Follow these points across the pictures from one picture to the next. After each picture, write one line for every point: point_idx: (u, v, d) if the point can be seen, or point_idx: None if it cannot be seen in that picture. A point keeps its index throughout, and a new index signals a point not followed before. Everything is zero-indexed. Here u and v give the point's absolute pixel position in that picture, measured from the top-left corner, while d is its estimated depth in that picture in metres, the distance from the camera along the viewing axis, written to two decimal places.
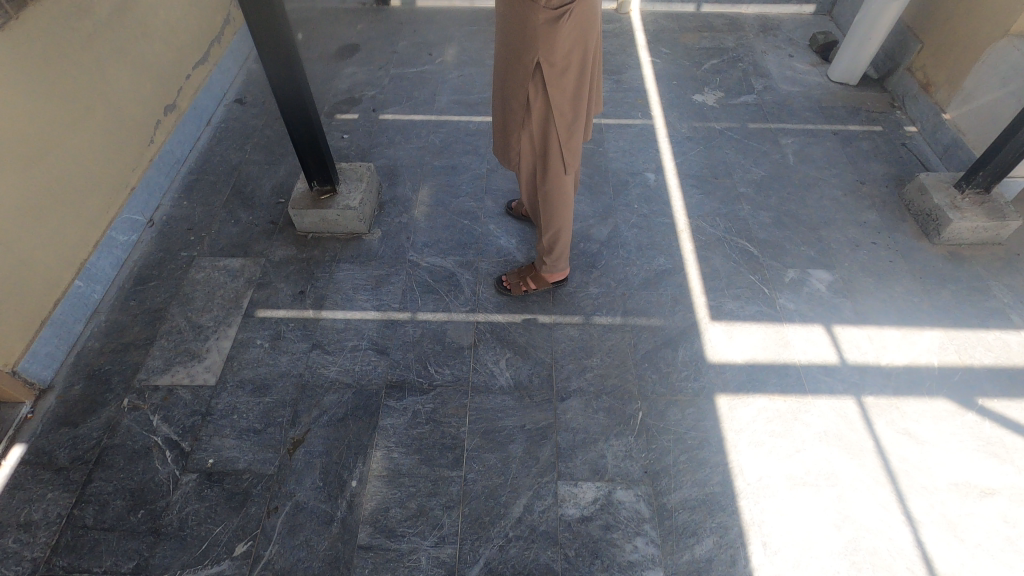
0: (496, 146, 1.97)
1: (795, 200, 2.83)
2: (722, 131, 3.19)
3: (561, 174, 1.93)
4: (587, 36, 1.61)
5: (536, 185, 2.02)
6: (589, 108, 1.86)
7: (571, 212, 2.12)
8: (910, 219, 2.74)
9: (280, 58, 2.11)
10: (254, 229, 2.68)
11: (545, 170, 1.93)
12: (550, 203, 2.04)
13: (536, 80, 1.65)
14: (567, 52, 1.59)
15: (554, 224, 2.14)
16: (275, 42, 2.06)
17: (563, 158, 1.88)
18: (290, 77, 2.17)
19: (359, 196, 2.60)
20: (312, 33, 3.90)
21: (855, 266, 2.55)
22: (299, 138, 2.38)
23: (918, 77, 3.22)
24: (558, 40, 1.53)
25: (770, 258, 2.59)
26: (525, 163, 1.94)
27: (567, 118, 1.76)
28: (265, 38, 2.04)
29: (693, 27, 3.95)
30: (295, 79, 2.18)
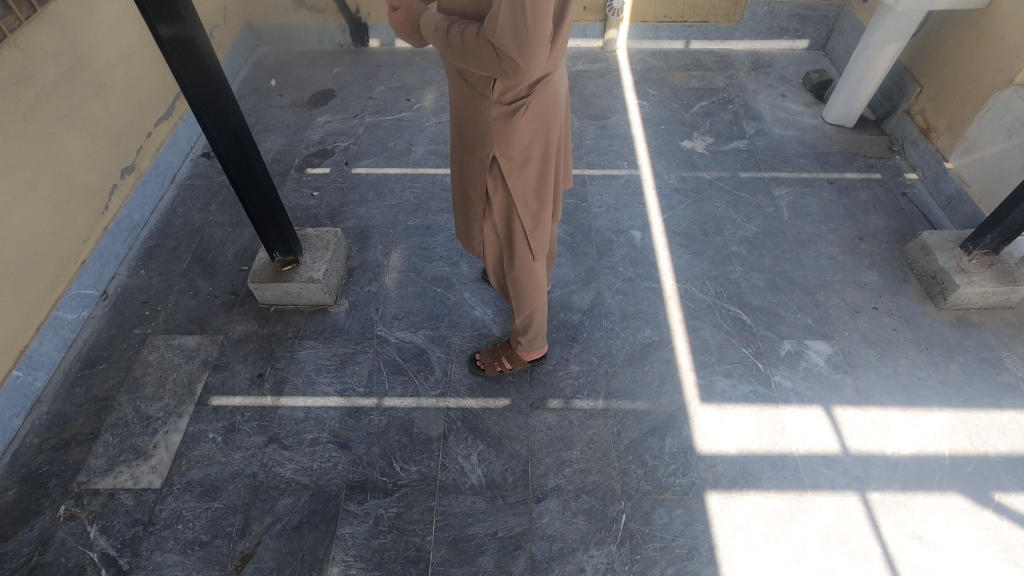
0: (459, 229, 1.82)
1: (790, 259, 2.66)
2: (712, 181, 3.04)
3: (530, 261, 1.78)
4: (550, 127, 1.46)
5: (504, 271, 1.87)
6: (557, 193, 1.71)
7: (545, 295, 1.96)
8: (914, 280, 2.56)
9: (228, 132, 1.96)
10: (214, 302, 2.52)
11: (512, 257, 1.77)
12: (519, 289, 1.88)
13: (494, 172, 1.50)
14: (528, 144, 1.44)
15: (526, 308, 1.98)
16: (221, 115, 1.91)
17: (531, 246, 1.72)
18: (240, 150, 2.03)
19: (324, 266, 2.45)
20: (286, 79, 3.77)
21: (855, 335, 2.38)
22: (255, 212, 2.23)
23: (917, 121, 3.06)
24: (516, 133, 1.38)
25: (763, 327, 2.42)
26: (490, 249, 1.78)
27: (532, 208, 1.61)
28: (210, 113, 1.89)
29: (682, 65, 3.80)
30: (245, 151, 2.04)
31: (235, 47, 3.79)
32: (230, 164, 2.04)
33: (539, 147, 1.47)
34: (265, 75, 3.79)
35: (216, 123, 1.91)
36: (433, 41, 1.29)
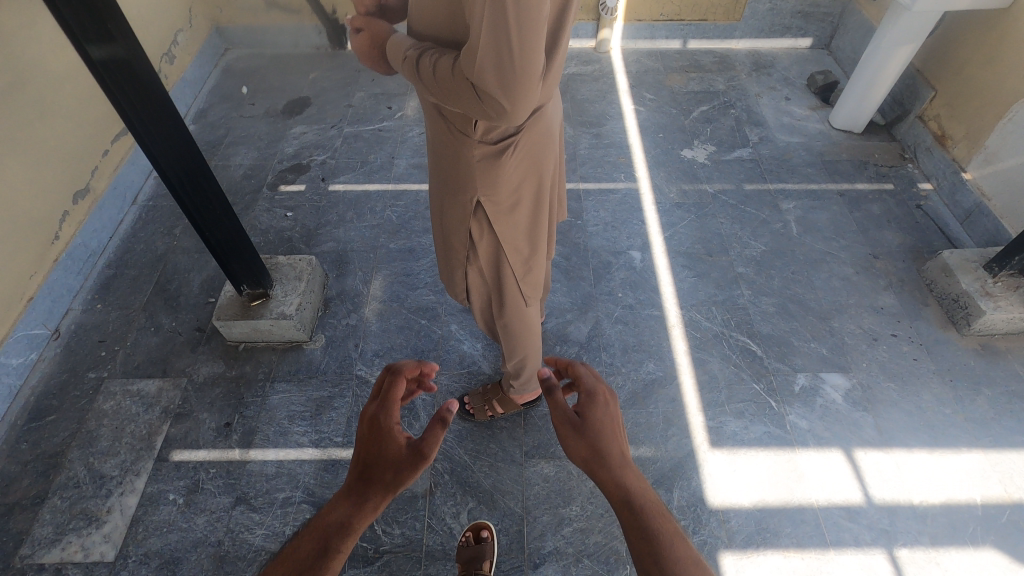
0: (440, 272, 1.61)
1: (801, 281, 2.48)
2: (715, 194, 2.84)
3: (523, 304, 1.58)
4: (543, 164, 1.25)
5: (494, 317, 1.67)
6: (551, 232, 1.51)
7: (539, 337, 1.77)
8: (934, 303, 2.39)
9: (183, 164, 1.75)
10: (177, 340, 2.30)
11: (502, 302, 1.57)
12: (511, 335, 1.69)
13: (479, 217, 1.30)
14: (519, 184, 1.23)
15: (518, 352, 1.78)
16: (172, 142, 1.69)
17: (524, 290, 1.53)
18: (196, 183, 1.82)
19: (296, 300, 2.24)
20: (259, 85, 3.52)
21: (874, 366, 2.20)
22: (216, 247, 2.02)
23: (931, 128, 2.88)
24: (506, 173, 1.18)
25: (775, 358, 2.24)
26: (477, 295, 1.58)
27: (524, 250, 1.41)
28: (161, 145, 1.67)
29: (679, 67, 3.60)
30: (203, 185, 1.83)
31: (203, 52, 3.54)
32: (184, 196, 1.81)
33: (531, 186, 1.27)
34: (236, 82, 3.54)
35: (166, 151, 1.69)
36: (402, 71, 1.08)
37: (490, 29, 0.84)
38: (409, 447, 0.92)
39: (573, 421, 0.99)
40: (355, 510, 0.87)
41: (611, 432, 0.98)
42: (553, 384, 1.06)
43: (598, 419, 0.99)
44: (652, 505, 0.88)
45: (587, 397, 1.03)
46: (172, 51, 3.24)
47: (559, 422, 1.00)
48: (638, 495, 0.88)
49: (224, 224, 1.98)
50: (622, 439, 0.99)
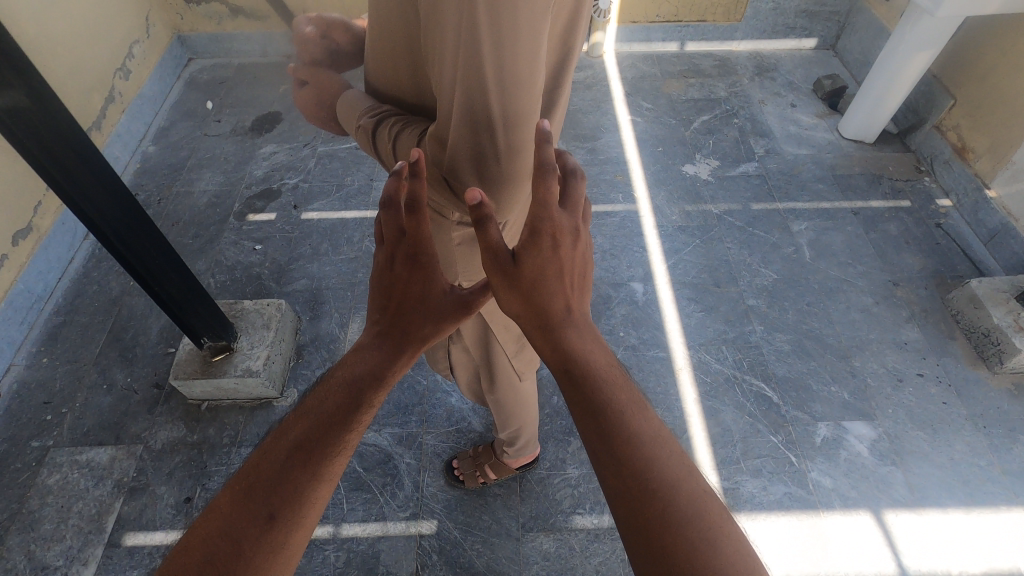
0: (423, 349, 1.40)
1: (817, 314, 2.28)
2: (721, 216, 2.63)
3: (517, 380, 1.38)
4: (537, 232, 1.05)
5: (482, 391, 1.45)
6: None
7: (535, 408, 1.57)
8: (961, 336, 2.21)
9: (128, 221, 1.51)
10: (133, 400, 2.07)
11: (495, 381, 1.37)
12: (502, 409, 1.48)
13: None
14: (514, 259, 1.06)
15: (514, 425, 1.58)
16: (112, 197, 1.45)
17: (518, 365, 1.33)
18: (145, 239, 1.58)
19: (263, 354, 2.01)
20: (225, 99, 3.25)
21: (901, 412, 2.02)
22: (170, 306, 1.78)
23: (950, 139, 2.68)
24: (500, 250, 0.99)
25: (793, 405, 2.04)
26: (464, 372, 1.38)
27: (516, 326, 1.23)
28: (99, 201, 1.43)
29: (677, 72, 3.37)
30: (153, 242, 1.60)
31: (163, 63, 3.26)
32: (127, 251, 1.55)
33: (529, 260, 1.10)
34: (200, 95, 3.27)
35: (98, 202, 1.43)
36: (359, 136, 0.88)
37: (463, 94, 0.65)
38: (453, 296, 0.85)
39: (504, 267, 0.77)
40: (389, 357, 0.81)
41: (557, 276, 0.78)
42: (489, 213, 0.73)
43: (535, 265, 0.77)
44: (607, 376, 0.75)
45: (530, 234, 0.76)
46: (128, 65, 2.96)
47: (487, 265, 0.79)
48: (589, 365, 0.75)
49: (175, 274, 1.73)
50: (570, 283, 0.80)
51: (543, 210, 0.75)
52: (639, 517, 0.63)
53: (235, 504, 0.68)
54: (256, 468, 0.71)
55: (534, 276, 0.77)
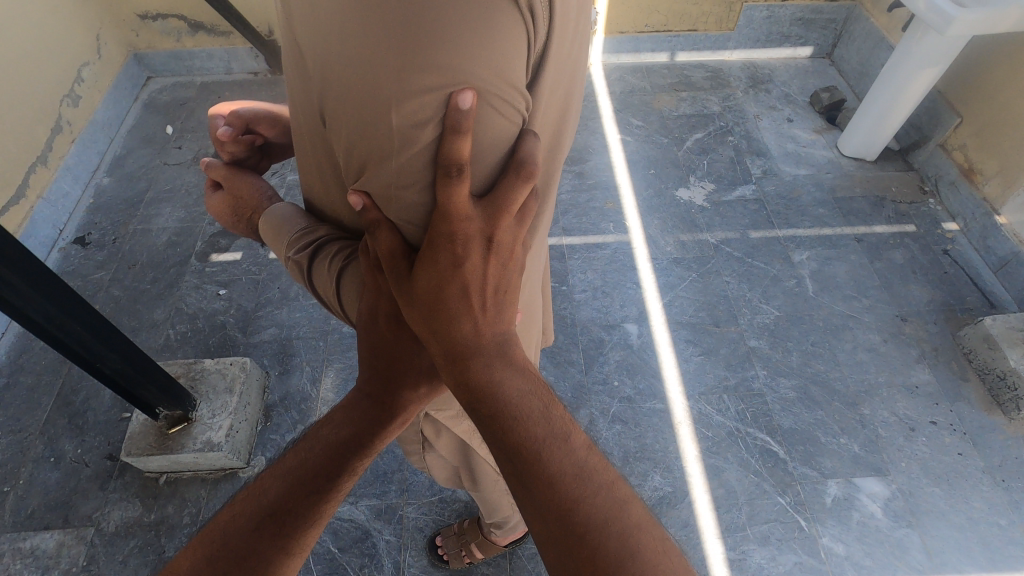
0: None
1: (823, 356, 2.15)
2: (718, 245, 2.48)
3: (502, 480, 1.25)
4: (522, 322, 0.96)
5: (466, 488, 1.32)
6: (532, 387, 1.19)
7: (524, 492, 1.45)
8: (974, 378, 2.08)
9: (63, 308, 1.33)
10: (84, 474, 1.89)
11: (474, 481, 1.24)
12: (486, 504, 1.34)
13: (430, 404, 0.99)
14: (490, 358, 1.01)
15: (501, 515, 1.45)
16: (41, 287, 1.26)
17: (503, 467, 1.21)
18: (83, 323, 1.40)
19: (226, 423, 1.83)
20: (187, 122, 3.04)
21: (915, 466, 1.89)
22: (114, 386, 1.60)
23: (956, 159, 2.55)
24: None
25: (800, 461, 1.91)
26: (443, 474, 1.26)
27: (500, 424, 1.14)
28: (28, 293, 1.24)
29: (668, 85, 3.20)
30: (91, 323, 1.42)
31: (118, 84, 3.03)
32: (64, 337, 1.37)
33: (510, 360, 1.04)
34: (159, 119, 3.05)
35: (20, 291, 1.22)
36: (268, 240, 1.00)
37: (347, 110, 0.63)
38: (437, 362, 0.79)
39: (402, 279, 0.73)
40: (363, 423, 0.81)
41: (462, 299, 0.72)
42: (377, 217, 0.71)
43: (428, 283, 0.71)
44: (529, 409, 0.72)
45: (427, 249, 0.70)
46: (77, 90, 2.73)
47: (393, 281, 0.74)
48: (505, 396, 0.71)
49: (119, 348, 1.54)
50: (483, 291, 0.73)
51: (442, 223, 0.67)
52: (574, 568, 0.62)
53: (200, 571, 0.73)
54: (218, 538, 0.76)
55: (440, 307, 0.72)
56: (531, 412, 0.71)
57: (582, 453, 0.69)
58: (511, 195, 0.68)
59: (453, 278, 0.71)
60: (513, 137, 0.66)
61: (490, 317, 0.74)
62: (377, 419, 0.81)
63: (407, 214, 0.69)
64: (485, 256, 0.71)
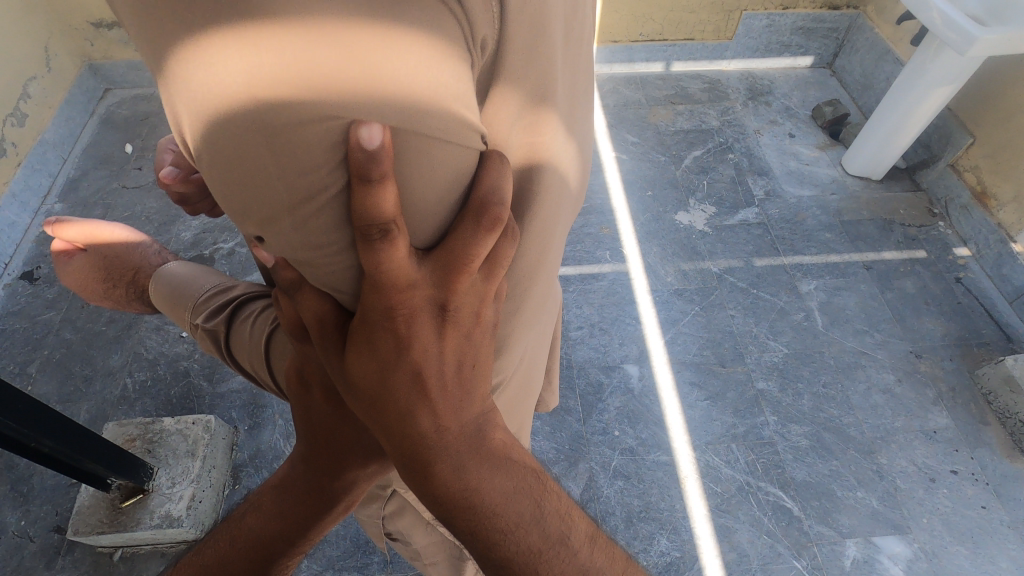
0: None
1: (835, 399, 2.01)
2: (721, 275, 2.34)
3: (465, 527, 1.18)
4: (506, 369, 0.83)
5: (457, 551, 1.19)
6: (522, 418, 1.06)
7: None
8: (994, 421, 1.97)
9: None
10: (27, 551, 1.69)
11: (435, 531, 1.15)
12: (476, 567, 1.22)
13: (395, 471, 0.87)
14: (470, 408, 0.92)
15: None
16: None
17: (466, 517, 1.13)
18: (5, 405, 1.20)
19: (187, 494, 1.65)
20: (148, 140, 2.81)
21: (937, 522, 1.76)
22: (54, 464, 1.41)
23: (968, 181, 2.43)
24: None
25: (816, 519, 1.77)
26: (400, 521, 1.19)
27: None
28: None
29: (664, 97, 3.04)
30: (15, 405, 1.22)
31: (70, 99, 2.79)
32: None
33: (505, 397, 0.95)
34: (118, 136, 2.81)
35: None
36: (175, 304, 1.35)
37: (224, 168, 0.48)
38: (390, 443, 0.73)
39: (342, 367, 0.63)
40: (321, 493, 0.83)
41: (414, 389, 0.61)
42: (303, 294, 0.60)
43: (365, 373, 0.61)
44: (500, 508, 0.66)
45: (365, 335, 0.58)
46: (22, 108, 2.49)
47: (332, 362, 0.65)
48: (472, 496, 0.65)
49: (51, 421, 1.34)
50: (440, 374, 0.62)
51: (380, 300, 0.55)
52: None
53: None
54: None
55: (387, 404, 0.61)
56: (512, 514, 0.67)
57: (582, 552, 0.71)
58: (468, 246, 0.56)
59: (400, 366, 0.59)
60: (462, 173, 0.53)
61: (451, 406, 0.63)
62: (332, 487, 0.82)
63: (332, 279, 0.56)
64: (438, 329, 0.60)
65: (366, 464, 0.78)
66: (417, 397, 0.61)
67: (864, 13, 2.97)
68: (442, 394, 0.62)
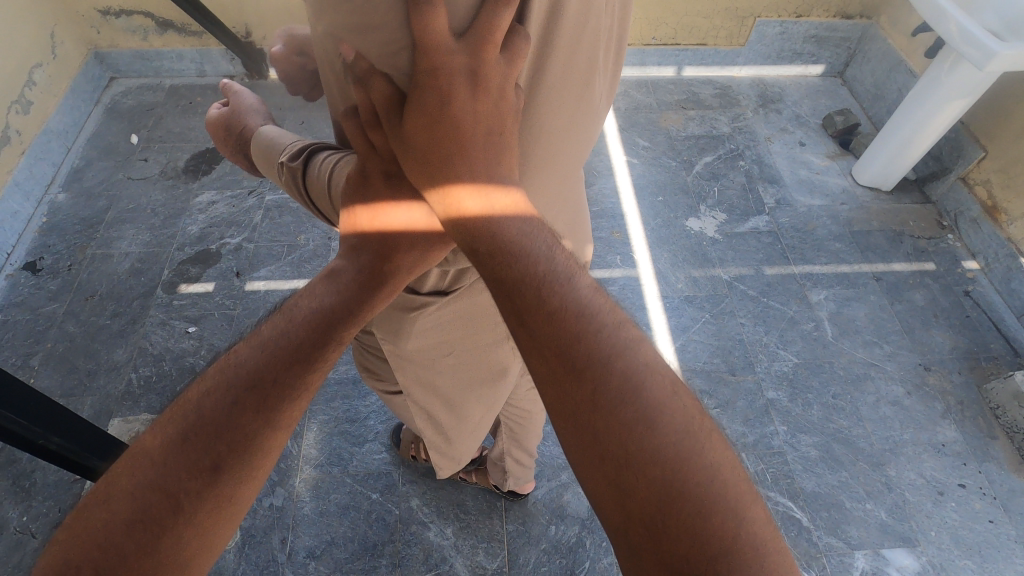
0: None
1: (844, 410, 2.01)
2: (732, 283, 2.33)
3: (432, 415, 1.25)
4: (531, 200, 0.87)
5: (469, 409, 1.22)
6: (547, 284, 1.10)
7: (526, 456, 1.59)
8: (1002, 436, 1.97)
9: None
10: (28, 548, 1.66)
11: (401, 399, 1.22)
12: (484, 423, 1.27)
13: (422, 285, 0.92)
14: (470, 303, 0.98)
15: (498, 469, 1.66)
16: None
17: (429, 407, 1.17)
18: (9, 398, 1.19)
19: None
20: (154, 131, 2.77)
21: (945, 536, 1.77)
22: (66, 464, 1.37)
23: (979, 195, 2.44)
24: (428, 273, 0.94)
25: (825, 530, 1.77)
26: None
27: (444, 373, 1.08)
28: None
29: (675, 102, 3.03)
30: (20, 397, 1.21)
31: (76, 88, 2.75)
32: None
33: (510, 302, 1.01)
34: (123, 126, 2.78)
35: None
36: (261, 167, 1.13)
37: None
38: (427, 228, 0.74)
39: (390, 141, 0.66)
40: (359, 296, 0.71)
41: (455, 146, 0.63)
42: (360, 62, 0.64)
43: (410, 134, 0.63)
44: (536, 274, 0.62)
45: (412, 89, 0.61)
46: (27, 95, 2.45)
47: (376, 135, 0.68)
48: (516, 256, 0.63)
49: (59, 417, 1.31)
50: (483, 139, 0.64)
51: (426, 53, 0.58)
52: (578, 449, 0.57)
53: (166, 449, 0.59)
54: (193, 410, 0.61)
55: (432, 158, 0.64)
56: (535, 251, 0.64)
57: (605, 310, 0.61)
58: (499, 23, 0.60)
59: (444, 121, 0.61)
60: None
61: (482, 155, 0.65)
62: (367, 288, 0.72)
63: (392, 47, 0.61)
64: (473, 94, 0.61)
65: (413, 246, 0.73)
66: (459, 142, 0.63)
67: (876, 23, 2.97)
68: (485, 144, 0.64)
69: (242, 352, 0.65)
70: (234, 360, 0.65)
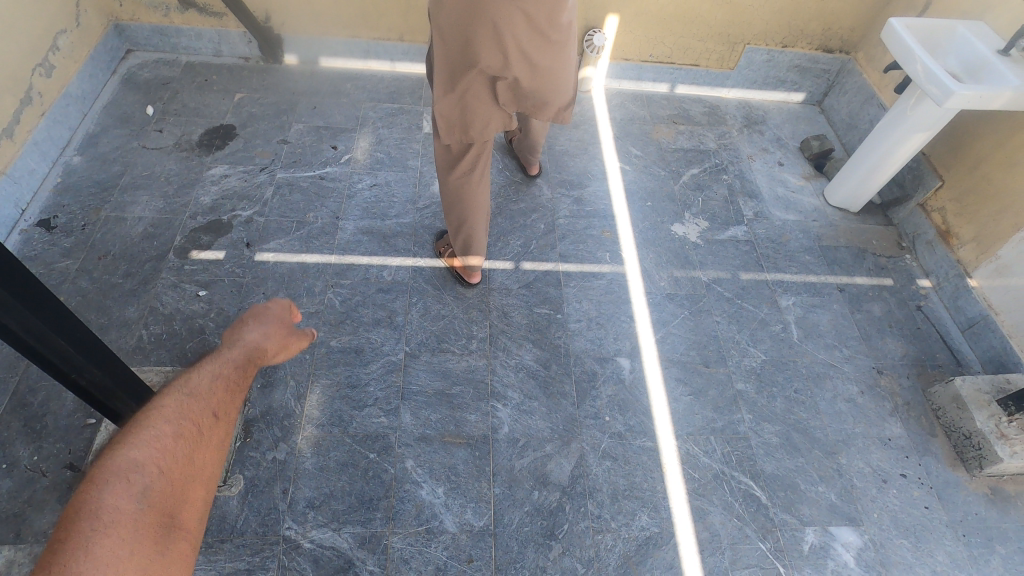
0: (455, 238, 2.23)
1: (804, 403, 2.21)
2: (710, 284, 2.53)
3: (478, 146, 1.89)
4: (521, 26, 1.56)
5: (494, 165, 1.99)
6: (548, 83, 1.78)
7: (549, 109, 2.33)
8: (941, 434, 2.19)
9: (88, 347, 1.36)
10: (39, 485, 1.74)
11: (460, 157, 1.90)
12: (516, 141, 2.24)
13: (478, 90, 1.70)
14: (477, 32, 1.53)
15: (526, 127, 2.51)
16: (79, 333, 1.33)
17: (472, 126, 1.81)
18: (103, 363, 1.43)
19: None
20: (169, 104, 2.87)
21: (886, 518, 1.97)
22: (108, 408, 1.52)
23: (935, 220, 2.69)
24: (446, 10, 1.50)
25: (781, 507, 1.96)
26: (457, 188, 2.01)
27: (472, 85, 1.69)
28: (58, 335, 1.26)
29: (667, 116, 3.24)
30: (108, 366, 1.44)
31: (96, 57, 2.83)
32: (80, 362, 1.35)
33: (517, 23, 1.53)
34: (139, 98, 2.87)
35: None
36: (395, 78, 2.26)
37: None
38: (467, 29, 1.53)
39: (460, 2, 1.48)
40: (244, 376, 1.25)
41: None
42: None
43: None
44: None
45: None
46: (50, 60, 2.52)
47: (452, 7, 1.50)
48: None
49: (128, 384, 1.54)
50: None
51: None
52: None
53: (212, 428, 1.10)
54: (221, 413, 1.14)
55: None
56: None
57: None
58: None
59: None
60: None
61: None
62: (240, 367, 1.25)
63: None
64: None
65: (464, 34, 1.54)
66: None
67: (854, 58, 3.23)
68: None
69: (206, 371, 1.19)
70: (183, 398, 1.09)
